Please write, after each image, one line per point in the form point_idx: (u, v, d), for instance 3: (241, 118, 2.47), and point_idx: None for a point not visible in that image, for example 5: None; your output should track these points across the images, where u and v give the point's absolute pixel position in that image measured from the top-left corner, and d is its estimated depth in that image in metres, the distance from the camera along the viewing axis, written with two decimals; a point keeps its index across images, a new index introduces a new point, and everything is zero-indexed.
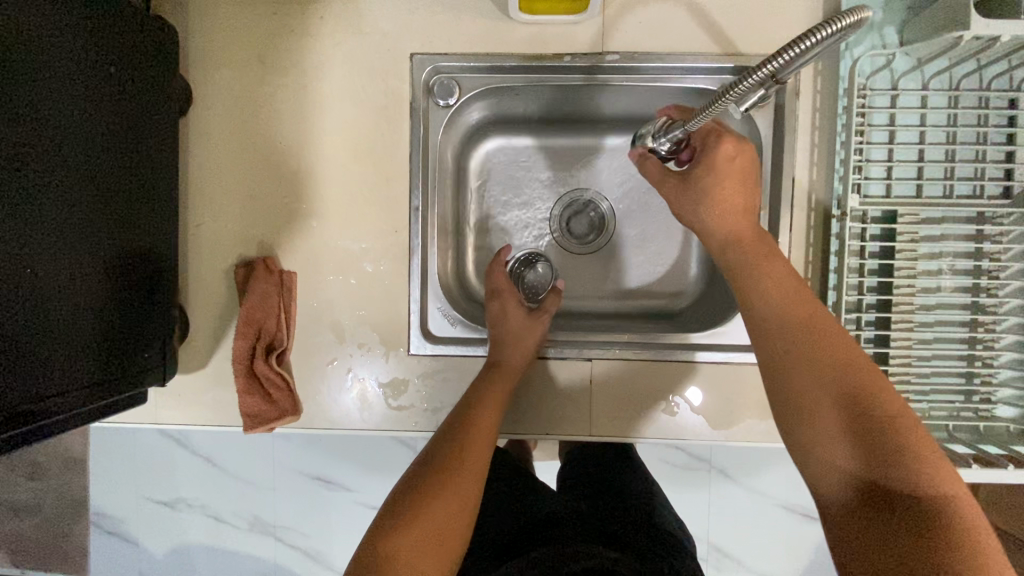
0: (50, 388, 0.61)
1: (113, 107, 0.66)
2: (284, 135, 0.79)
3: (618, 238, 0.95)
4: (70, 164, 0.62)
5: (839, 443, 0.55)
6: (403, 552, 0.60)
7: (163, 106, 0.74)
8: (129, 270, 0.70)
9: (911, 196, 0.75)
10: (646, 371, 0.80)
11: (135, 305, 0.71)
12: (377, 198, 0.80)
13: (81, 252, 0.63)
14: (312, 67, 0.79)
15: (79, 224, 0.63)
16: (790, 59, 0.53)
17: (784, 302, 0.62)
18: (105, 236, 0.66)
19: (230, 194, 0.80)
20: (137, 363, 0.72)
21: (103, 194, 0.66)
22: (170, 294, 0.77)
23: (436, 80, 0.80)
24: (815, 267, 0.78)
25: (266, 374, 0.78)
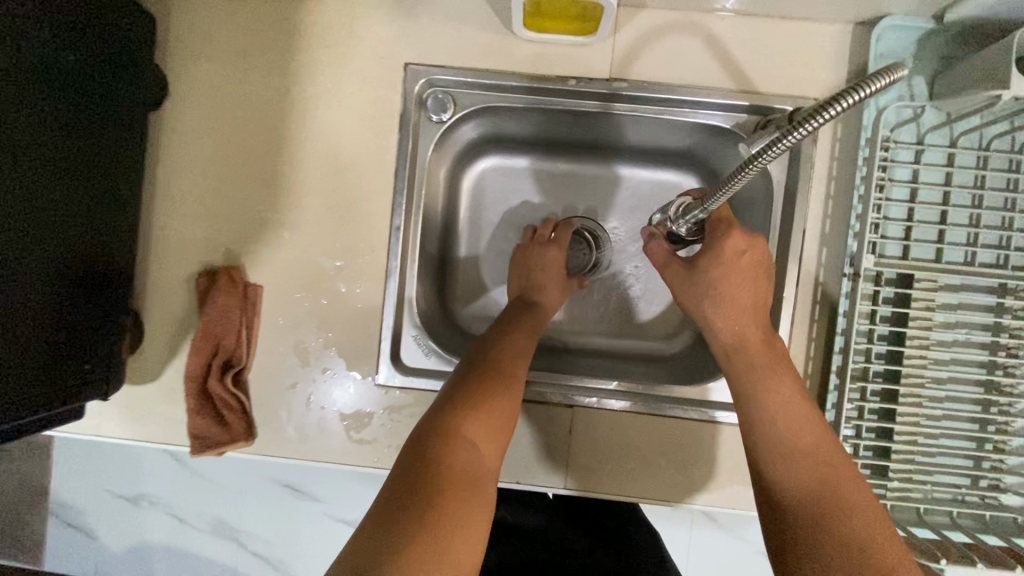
0: None
1: (78, 99, 0.61)
2: (263, 139, 0.74)
3: (614, 273, 0.89)
4: (24, 160, 0.56)
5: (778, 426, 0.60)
6: (470, 431, 0.60)
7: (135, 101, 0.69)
8: (81, 272, 0.64)
9: (931, 260, 0.69)
10: (629, 422, 0.74)
11: (84, 311, 0.65)
12: (356, 214, 0.74)
13: (29, 253, 0.58)
14: (298, 69, 0.73)
15: (28, 221, 0.58)
16: (816, 127, 0.45)
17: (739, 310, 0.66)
18: (58, 237, 0.61)
19: (201, 197, 0.75)
20: (79, 374, 0.66)
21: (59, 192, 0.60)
22: (123, 301, 0.71)
23: (430, 94, 0.74)
24: (820, 327, 0.72)
25: (218, 394, 0.72)
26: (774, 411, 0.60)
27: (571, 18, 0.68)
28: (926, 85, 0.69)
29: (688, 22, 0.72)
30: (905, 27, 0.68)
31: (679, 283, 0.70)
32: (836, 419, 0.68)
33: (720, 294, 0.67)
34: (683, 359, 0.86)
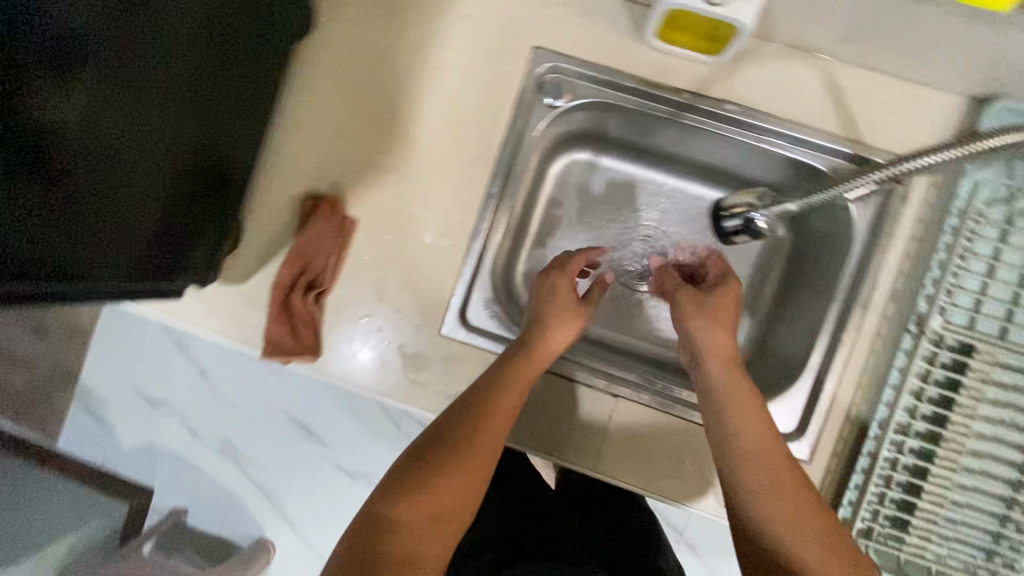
0: (87, 255, 0.58)
1: (230, 2, 0.62)
2: (387, 87, 0.78)
3: None
4: (170, 36, 0.59)
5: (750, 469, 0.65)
6: (444, 488, 0.63)
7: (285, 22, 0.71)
8: (203, 161, 0.66)
9: (995, 336, 0.71)
10: (665, 423, 0.79)
11: (194, 198, 0.67)
12: (457, 174, 0.79)
13: (159, 127, 0.60)
14: (435, 30, 0.77)
15: (165, 97, 0.60)
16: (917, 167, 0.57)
17: (719, 357, 0.72)
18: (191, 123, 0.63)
19: (318, 129, 0.79)
20: (173, 258, 0.68)
21: (193, 84, 0.62)
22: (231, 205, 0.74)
23: (551, 79, 0.77)
24: (870, 376, 0.74)
25: (298, 306, 0.78)
26: (746, 457, 0.65)
27: (699, 38, 0.72)
28: None
29: (808, 63, 0.75)
30: None
31: (691, 308, 0.76)
32: (871, 465, 0.71)
33: (711, 321, 0.74)
34: (723, 380, 0.89)
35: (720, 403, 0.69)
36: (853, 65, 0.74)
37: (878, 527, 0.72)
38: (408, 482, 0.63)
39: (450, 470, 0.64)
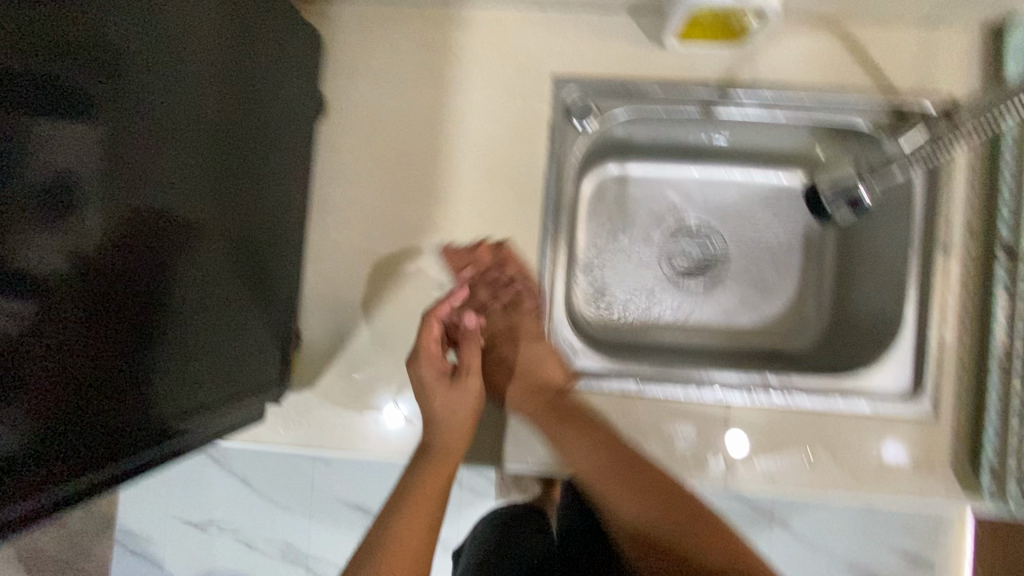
0: (153, 428, 0.53)
1: (249, 136, 0.62)
2: (417, 150, 0.77)
3: (727, 274, 0.95)
4: (209, 182, 0.57)
5: (659, 517, 0.67)
6: None
7: (288, 100, 0.69)
8: (248, 301, 0.66)
9: None
10: (782, 418, 0.74)
11: (246, 342, 0.66)
12: (507, 218, 0.77)
13: (208, 281, 0.58)
14: (453, 85, 0.77)
15: (207, 247, 0.58)
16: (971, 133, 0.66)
17: (575, 440, 0.71)
18: (235, 266, 0.63)
19: (360, 206, 0.78)
20: (227, 416, 0.64)
21: (242, 245, 0.63)
22: (252, 306, 0.66)
23: (577, 102, 0.76)
24: (973, 317, 0.73)
25: (438, 390, 0.71)
26: (656, 521, 0.67)
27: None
28: None
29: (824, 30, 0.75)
30: None
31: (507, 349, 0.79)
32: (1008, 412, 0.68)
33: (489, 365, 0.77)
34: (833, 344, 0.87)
35: (621, 498, 0.69)
36: (868, 20, 0.75)
37: None
38: (407, 487, 0.70)
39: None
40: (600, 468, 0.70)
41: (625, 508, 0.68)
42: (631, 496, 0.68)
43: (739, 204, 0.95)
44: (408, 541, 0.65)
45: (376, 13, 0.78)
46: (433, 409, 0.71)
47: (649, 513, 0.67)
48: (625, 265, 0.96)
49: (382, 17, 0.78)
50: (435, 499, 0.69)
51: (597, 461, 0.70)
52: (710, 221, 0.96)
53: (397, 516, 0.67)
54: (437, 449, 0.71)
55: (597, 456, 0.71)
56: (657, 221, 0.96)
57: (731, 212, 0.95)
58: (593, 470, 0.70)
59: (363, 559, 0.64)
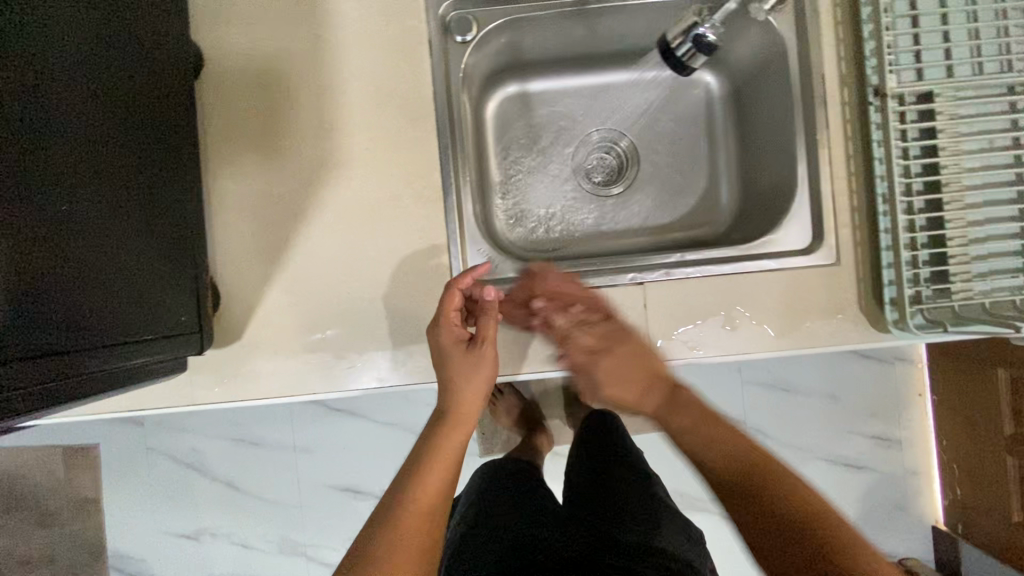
0: (53, 359, 0.54)
1: (128, 78, 0.63)
2: (303, 87, 0.77)
3: (639, 176, 0.97)
4: (91, 120, 0.57)
5: (817, 507, 0.62)
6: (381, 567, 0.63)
7: (171, 49, 0.70)
8: (156, 246, 0.66)
9: (944, 78, 0.75)
10: (698, 290, 0.77)
11: (161, 287, 0.66)
12: (403, 140, 0.77)
13: (106, 222, 0.59)
14: (328, 18, 0.77)
15: (100, 186, 0.58)
16: None
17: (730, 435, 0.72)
18: (136, 210, 0.63)
19: (255, 154, 0.77)
20: (141, 360, 0.65)
21: (140, 189, 0.64)
22: (180, 256, 0.70)
23: (454, 16, 0.79)
24: (857, 162, 0.76)
25: (457, 360, 0.73)
26: (794, 499, 0.63)
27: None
28: None
29: None
30: None
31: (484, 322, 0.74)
32: (896, 240, 0.71)
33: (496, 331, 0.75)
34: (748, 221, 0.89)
35: (777, 486, 0.65)
36: None
37: (925, 293, 0.73)
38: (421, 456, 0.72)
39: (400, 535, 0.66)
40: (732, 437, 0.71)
41: (772, 494, 0.64)
42: (757, 484, 0.66)
43: (639, 106, 0.97)
44: (417, 504, 0.68)
45: None
46: (452, 373, 0.73)
47: (787, 490, 0.64)
48: (541, 182, 0.97)
49: None
50: (449, 465, 0.71)
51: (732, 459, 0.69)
52: (615, 126, 0.97)
53: (408, 482, 0.70)
54: (452, 418, 0.73)
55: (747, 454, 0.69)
56: (567, 135, 0.98)
57: (634, 115, 0.97)
58: (740, 437, 0.71)
59: (371, 526, 0.67)
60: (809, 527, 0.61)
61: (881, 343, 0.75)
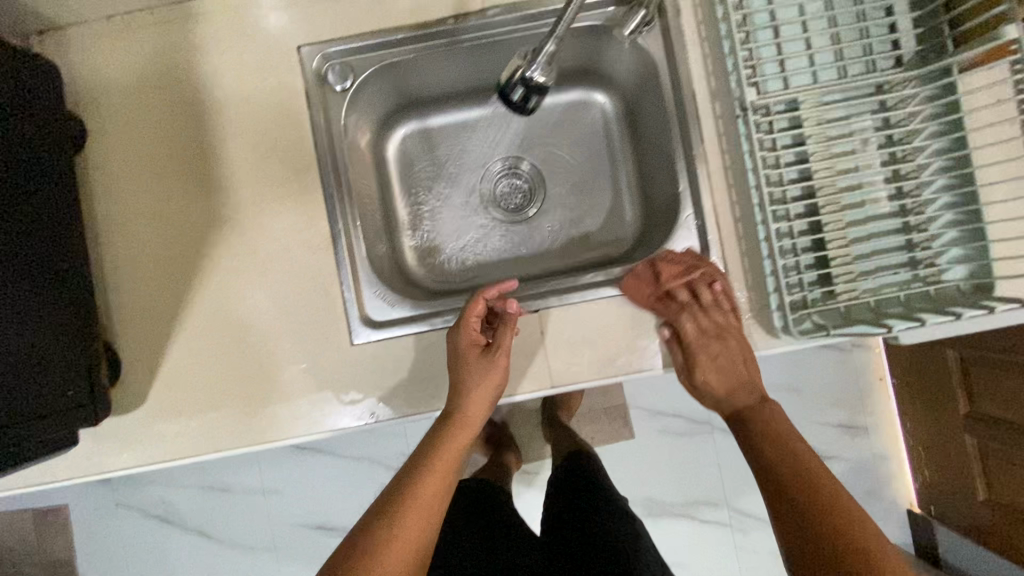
0: None
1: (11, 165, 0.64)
2: (185, 149, 0.78)
3: (547, 198, 0.98)
4: None
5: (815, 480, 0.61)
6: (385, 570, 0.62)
7: (52, 131, 0.72)
8: (48, 324, 0.67)
9: (809, 84, 0.76)
10: (591, 313, 0.78)
11: (54, 364, 0.67)
12: (289, 192, 0.78)
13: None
14: (204, 79, 0.78)
15: None
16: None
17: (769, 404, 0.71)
18: (26, 292, 0.64)
19: (143, 219, 0.78)
20: (33, 440, 0.65)
21: (29, 271, 0.65)
22: (77, 326, 0.71)
23: (328, 67, 0.79)
24: (734, 174, 0.77)
25: (478, 368, 0.72)
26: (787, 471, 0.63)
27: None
28: None
29: None
30: None
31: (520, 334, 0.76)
32: (772, 248, 0.73)
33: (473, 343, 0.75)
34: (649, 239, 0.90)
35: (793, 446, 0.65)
36: None
37: (810, 296, 0.74)
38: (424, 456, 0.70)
39: (401, 538, 0.64)
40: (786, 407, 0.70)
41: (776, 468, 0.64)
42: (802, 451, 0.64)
43: (539, 130, 0.99)
44: (416, 507, 0.66)
45: (113, 29, 0.79)
46: (464, 376, 0.73)
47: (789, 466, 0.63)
48: (449, 214, 0.98)
49: (119, 32, 0.79)
50: (450, 470, 0.70)
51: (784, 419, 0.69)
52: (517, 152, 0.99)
53: (416, 473, 0.69)
54: (461, 420, 0.71)
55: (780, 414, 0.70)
56: (472, 167, 0.99)
57: (535, 140, 0.99)
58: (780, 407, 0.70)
59: (370, 525, 0.65)
60: (809, 492, 0.60)
61: (772, 349, 0.76)
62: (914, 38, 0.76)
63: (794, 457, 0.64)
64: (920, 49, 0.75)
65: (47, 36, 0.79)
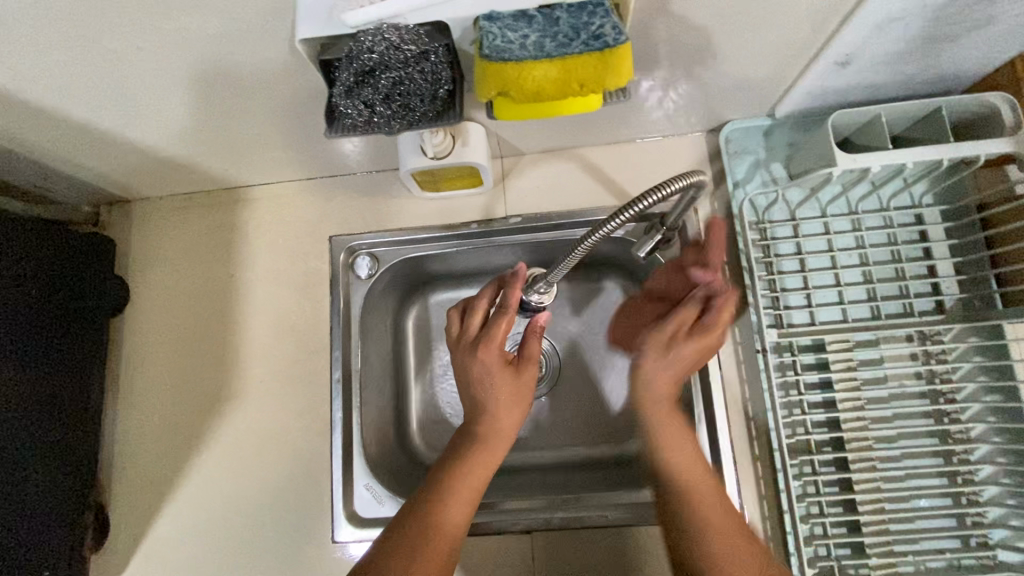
0: None
1: (72, 345, 0.75)
2: (211, 320, 0.83)
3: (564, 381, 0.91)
4: (41, 390, 0.69)
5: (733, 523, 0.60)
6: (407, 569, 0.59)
7: (105, 311, 0.81)
8: (65, 495, 0.72)
9: (840, 321, 0.72)
10: (585, 540, 0.75)
11: (51, 539, 0.69)
12: (299, 371, 0.80)
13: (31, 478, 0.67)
14: (242, 259, 0.84)
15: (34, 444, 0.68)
16: (623, 221, 0.53)
17: (675, 441, 0.64)
18: (58, 460, 0.71)
19: (162, 386, 0.82)
20: None
21: (65, 440, 0.72)
22: (69, 496, 0.72)
23: (354, 257, 0.83)
24: (754, 405, 0.72)
25: (499, 376, 0.70)
26: (713, 493, 0.61)
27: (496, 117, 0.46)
28: (783, 168, 0.77)
29: (567, 157, 0.83)
30: (746, 128, 0.77)
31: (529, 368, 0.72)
32: (793, 506, 0.66)
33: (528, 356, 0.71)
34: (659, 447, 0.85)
35: (706, 485, 0.61)
36: (596, 145, 0.82)
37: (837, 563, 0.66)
38: (451, 467, 0.67)
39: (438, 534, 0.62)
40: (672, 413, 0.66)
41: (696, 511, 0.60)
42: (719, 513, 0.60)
43: (561, 310, 0.94)
44: (454, 515, 0.64)
45: (170, 206, 0.87)
46: (493, 391, 0.69)
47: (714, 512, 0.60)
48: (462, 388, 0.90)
49: (175, 209, 0.87)
50: (479, 482, 0.67)
51: (684, 446, 0.64)
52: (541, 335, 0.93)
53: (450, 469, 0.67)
54: (495, 428, 0.69)
55: (690, 439, 0.65)
56: None
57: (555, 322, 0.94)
58: (668, 418, 0.66)
59: (406, 536, 0.62)
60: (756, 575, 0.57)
61: None
62: (957, 284, 0.71)
63: (714, 493, 0.61)
64: (962, 297, 0.71)
65: (116, 208, 0.89)
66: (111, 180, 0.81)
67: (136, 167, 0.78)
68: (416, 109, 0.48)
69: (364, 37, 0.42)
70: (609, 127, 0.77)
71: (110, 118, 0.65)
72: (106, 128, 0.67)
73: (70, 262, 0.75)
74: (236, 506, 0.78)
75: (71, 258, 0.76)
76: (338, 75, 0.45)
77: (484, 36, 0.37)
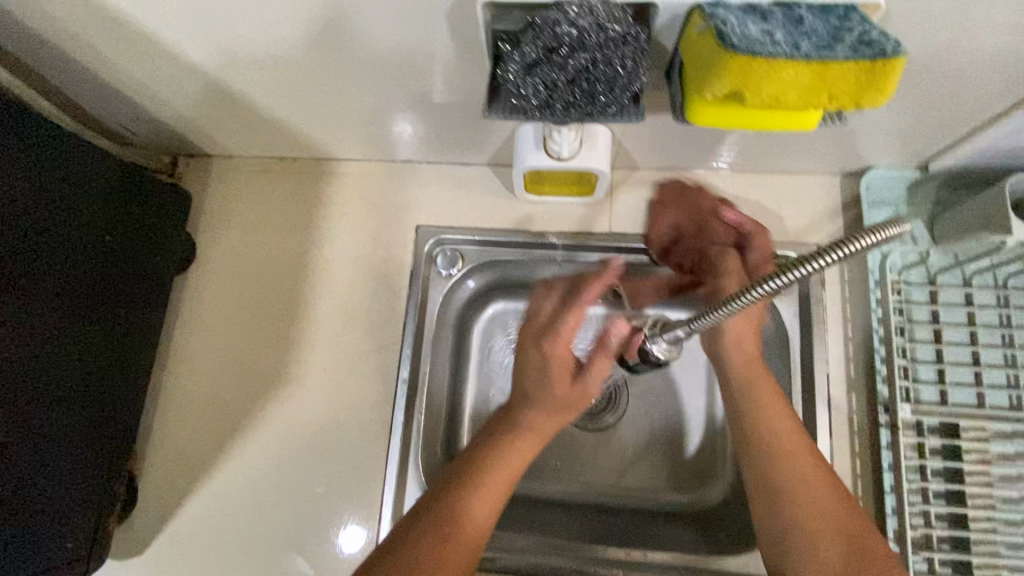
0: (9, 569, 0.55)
1: (147, 294, 0.72)
2: (278, 294, 0.77)
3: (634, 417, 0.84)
4: (112, 334, 0.67)
5: None
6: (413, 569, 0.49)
7: (176, 265, 0.77)
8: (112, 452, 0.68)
9: (974, 405, 0.64)
10: None
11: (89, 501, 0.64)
12: (363, 364, 0.74)
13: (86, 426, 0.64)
14: (320, 235, 0.79)
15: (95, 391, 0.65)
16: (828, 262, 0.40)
17: (803, 484, 0.56)
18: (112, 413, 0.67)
19: (215, 355, 0.76)
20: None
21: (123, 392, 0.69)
22: (111, 454, 0.68)
23: (439, 251, 0.77)
24: (865, 484, 0.65)
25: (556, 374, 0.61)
26: (817, 534, 0.53)
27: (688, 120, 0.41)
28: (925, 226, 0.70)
29: (682, 178, 0.77)
30: (890, 178, 0.71)
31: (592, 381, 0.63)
32: None
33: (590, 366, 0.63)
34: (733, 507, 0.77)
35: (818, 536, 0.53)
36: (717, 172, 0.76)
37: None
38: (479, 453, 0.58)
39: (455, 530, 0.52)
40: (780, 463, 0.57)
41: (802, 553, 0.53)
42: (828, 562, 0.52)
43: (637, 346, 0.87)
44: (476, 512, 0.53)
45: (252, 167, 0.82)
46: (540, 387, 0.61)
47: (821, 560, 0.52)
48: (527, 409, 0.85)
49: (256, 171, 0.82)
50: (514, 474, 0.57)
51: (795, 490, 0.56)
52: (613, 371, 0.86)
53: (479, 453, 0.58)
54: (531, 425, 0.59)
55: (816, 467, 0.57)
56: None
57: None
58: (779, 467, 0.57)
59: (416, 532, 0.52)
60: None
61: None
62: None
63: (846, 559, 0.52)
64: None
65: (194, 160, 0.84)
66: (200, 132, 0.76)
67: (230, 121, 0.73)
68: (599, 99, 0.41)
69: (565, 8, 0.37)
70: (740, 154, 0.71)
71: (226, 63, 0.60)
72: (218, 75, 0.62)
73: (160, 208, 0.73)
74: (275, 500, 0.71)
75: (161, 204, 0.74)
76: (522, 48, 0.40)
77: (717, 28, 0.33)
